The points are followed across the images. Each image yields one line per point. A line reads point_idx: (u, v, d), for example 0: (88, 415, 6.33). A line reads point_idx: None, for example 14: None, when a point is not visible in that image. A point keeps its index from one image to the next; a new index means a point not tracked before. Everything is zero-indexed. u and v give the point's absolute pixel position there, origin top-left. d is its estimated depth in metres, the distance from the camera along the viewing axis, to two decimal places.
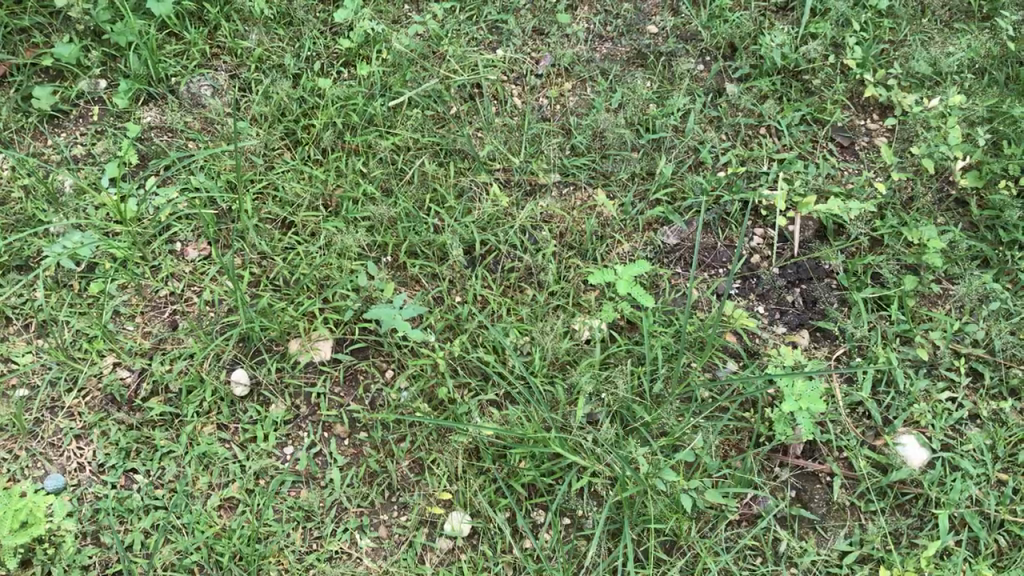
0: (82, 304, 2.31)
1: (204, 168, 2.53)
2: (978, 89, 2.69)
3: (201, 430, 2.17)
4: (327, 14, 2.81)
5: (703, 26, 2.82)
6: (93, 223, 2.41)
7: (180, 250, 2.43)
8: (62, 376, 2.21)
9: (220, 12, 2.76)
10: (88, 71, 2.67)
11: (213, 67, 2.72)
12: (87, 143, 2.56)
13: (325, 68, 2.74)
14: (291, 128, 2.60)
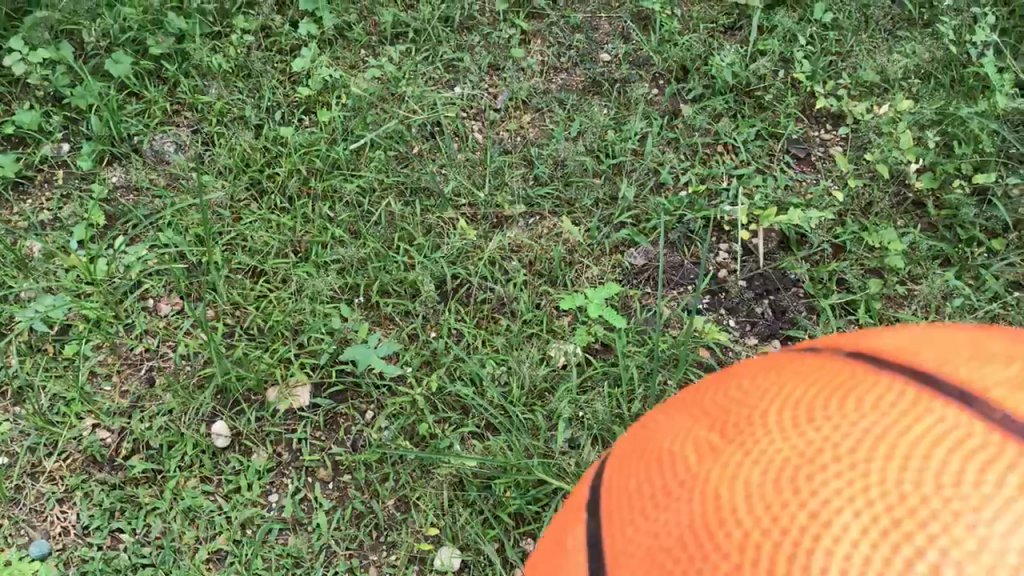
0: (57, 367, 2.31)
1: (171, 224, 2.53)
2: (925, 93, 2.76)
3: (185, 484, 2.17)
4: (285, 65, 2.83)
5: (654, 51, 2.87)
6: (63, 285, 2.41)
7: (153, 306, 2.44)
8: (41, 442, 2.21)
9: (179, 70, 2.77)
10: (49, 135, 2.66)
11: (175, 123, 2.72)
12: (53, 207, 2.56)
13: (286, 116, 2.74)
14: (256, 178, 2.60)
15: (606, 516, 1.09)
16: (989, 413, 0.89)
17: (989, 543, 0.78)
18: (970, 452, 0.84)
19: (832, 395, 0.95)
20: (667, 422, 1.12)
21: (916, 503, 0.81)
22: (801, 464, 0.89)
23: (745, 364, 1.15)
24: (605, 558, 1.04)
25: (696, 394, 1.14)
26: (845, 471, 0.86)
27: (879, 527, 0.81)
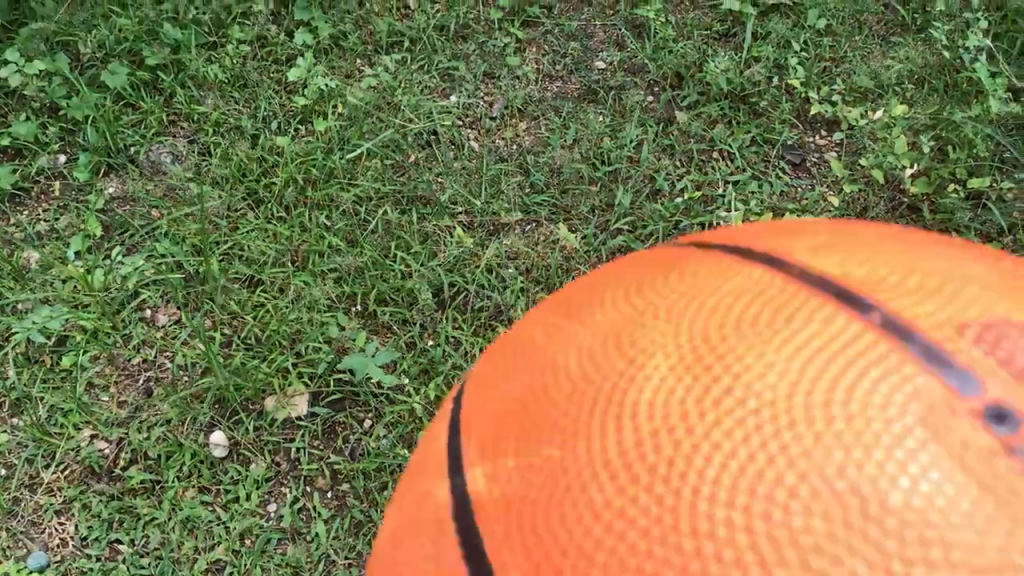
0: (55, 379, 2.32)
1: (168, 234, 2.53)
2: (919, 99, 2.77)
3: (183, 495, 2.19)
4: (280, 74, 2.81)
5: (649, 58, 2.87)
6: (60, 296, 2.42)
7: (150, 316, 2.44)
8: (39, 453, 2.22)
9: (175, 80, 2.76)
10: (46, 147, 2.66)
11: (172, 133, 2.71)
12: (49, 218, 2.56)
13: (282, 126, 2.73)
14: (252, 188, 2.60)
15: (474, 399, 1.22)
16: (805, 305, 1.04)
17: (769, 396, 0.94)
18: (762, 328, 1.01)
19: (651, 291, 1.15)
20: (533, 324, 1.25)
21: (712, 364, 0.99)
22: (623, 342, 1.07)
23: (598, 273, 1.31)
24: (465, 430, 1.18)
25: (556, 300, 1.29)
26: (655, 343, 1.05)
27: (680, 385, 0.99)
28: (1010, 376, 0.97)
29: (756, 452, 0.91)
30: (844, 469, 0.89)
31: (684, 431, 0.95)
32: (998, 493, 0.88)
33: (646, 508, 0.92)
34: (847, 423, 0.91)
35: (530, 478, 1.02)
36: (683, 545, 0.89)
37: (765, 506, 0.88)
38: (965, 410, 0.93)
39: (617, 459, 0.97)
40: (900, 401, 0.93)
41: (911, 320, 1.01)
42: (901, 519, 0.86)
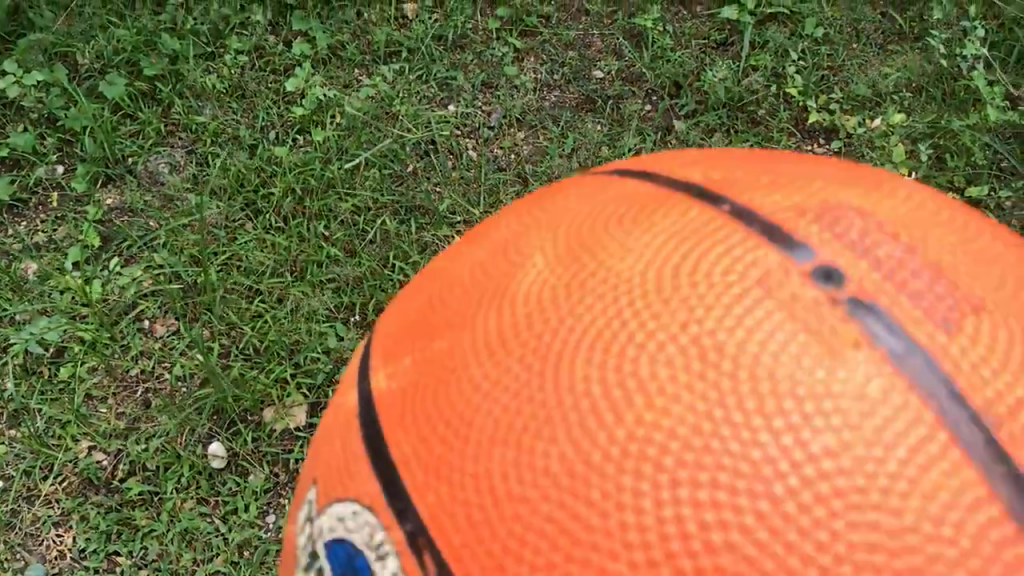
0: (53, 391, 2.33)
1: (166, 245, 2.53)
2: (917, 107, 2.78)
3: (182, 506, 2.20)
4: (278, 85, 2.80)
5: (647, 67, 2.87)
6: (59, 307, 2.42)
7: (148, 327, 2.43)
8: (37, 465, 2.23)
9: (173, 91, 2.76)
10: (44, 157, 2.66)
11: (170, 144, 2.71)
12: (48, 228, 2.56)
13: (280, 136, 2.72)
14: (251, 199, 2.59)
15: (379, 334, 1.26)
16: (664, 201, 1.09)
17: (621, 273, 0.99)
18: (622, 222, 1.07)
19: (531, 210, 1.21)
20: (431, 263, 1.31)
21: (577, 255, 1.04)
22: (501, 249, 1.13)
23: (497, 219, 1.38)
24: (368, 358, 1.23)
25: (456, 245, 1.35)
26: (528, 245, 1.10)
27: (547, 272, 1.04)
28: (850, 249, 0.98)
29: (612, 324, 0.95)
30: (687, 328, 0.92)
31: (546, 311, 0.99)
32: (832, 345, 0.90)
33: (513, 373, 0.96)
34: (693, 288, 0.95)
35: (419, 373, 1.06)
36: (544, 402, 0.93)
37: (617, 363, 0.92)
38: (800, 271, 0.95)
39: (489, 337, 1.01)
40: (745, 269, 0.96)
41: (763, 207, 1.04)
42: (739, 367, 0.88)
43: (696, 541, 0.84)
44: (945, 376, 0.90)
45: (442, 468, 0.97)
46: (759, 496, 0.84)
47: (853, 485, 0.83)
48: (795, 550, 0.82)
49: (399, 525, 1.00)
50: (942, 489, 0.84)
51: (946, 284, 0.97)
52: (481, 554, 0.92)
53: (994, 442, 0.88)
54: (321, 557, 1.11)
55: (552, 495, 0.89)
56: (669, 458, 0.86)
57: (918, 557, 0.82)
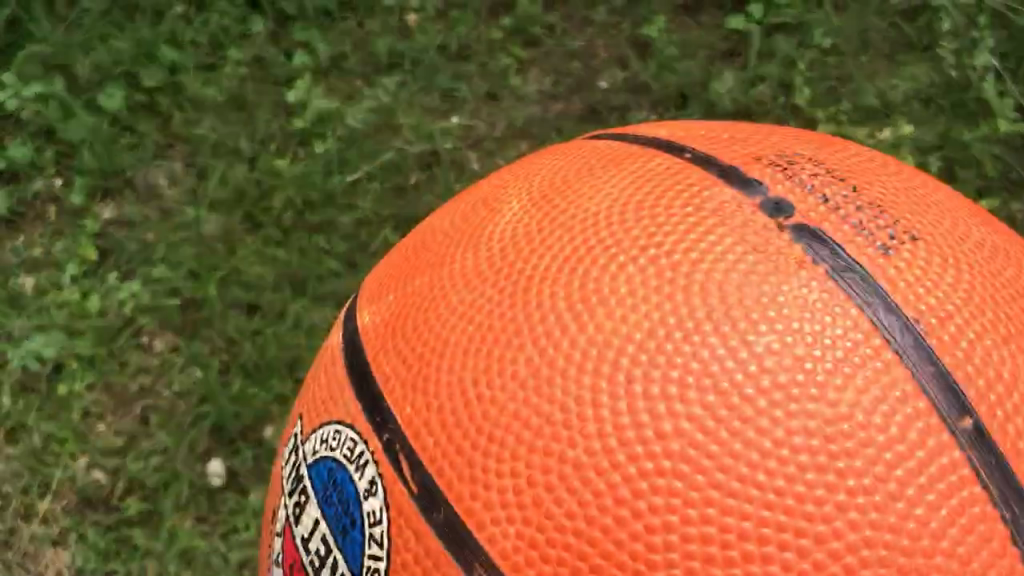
0: (51, 407, 2.35)
1: (166, 259, 2.50)
2: (927, 118, 2.76)
3: (180, 525, 2.28)
4: (278, 95, 2.73)
5: (652, 78, 2.80)
6: (58, 324, 2.42)
7: (147, 343, 2.43)
8: (34, 483, 2.28)
9: (173, 103, 2.71)
10: (43, 171, 2.62)
11: (170, 156, 2.65)
12: (46, 242, 2.54)
13: (281, 147, 2.66)
14: (251, 212, 2.56)
15: (371, 276, 1.44)
16: (634, 155, 1.32)
17: (599, 210, 1.21)
18: (596, 171, 1.29)
19: (513, 167, 1.43)
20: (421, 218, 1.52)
21: (560, 197, 1.26)
22: (491, 196, 1.34)
23: None
24: (361, 296, 1.40)
25: None
26: (517, 190, 1.32)
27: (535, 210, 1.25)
28: (799, 188, 1.21)
29: (591, 248, 1.15)
30: (646, 253, 1.13)
31: (536, 240, 1.20)
32: (775, 264, 1.11)
33: (496, 292, 1.17)
34: (658, 219, 1.17)
35: (420, 293, 1.26)
36: (522, 317, 1.13)
37: (595, 275, 1.12)
38: (749, 204, 1.18)
39: (478, 267, 1.22)
40: (697, 205, 1.19)
41: (718, 157, 1.28)
42: (691, 281, 1.10)
43: (649, 429, 1.02)
44: (874, 289, 1.11)
45: (422, 382, 1.16)
46: (705, 388, 1.03)
47: (792, 377, 1.03)
48: (737, 435, 1.01)
49: (377, 436, 1.18)
50: (873, 383, 1.04)
51: (882, 218, 1.20)
52: (453, 452, 1.10)
53: (919, 343, 1.08)
54: (304, 478, 1.29)
55: (520, 395, 1.08)
56: (625, 359, 1.06)
57: (850, 441, 1.01)
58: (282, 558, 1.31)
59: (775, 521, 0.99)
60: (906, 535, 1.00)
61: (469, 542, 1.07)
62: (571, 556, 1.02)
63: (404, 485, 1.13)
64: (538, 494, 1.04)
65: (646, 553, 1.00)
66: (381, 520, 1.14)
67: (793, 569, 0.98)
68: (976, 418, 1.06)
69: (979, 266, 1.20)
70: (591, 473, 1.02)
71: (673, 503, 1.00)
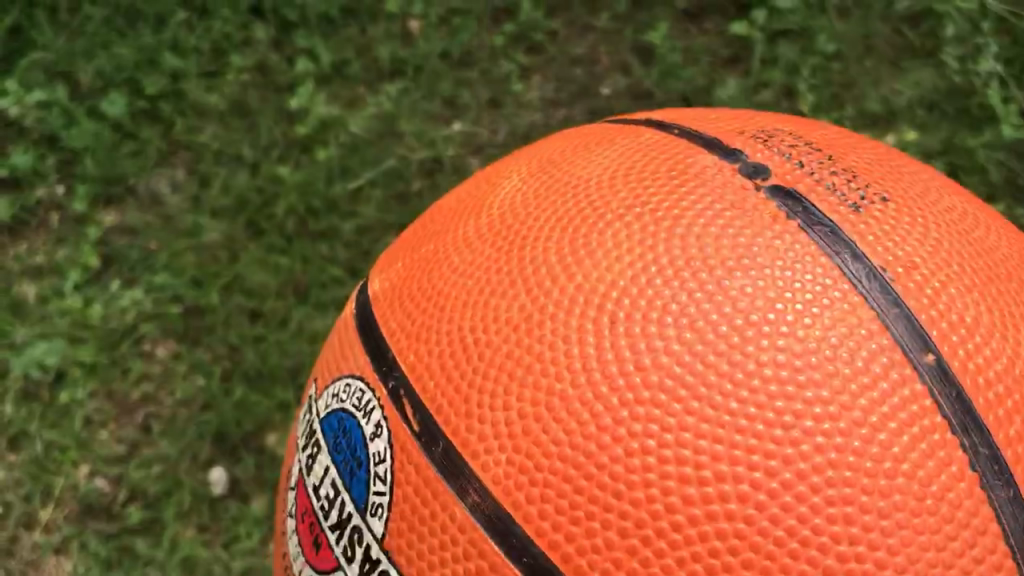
0: (53, 415, 2.35)
1: (168, 266, 2.50)
2: (930, 124, 2.77)
3: (182, 533, 2.29)
4: (279, 100, 2.72)
5: (655, 85, 2.79)
6: (59, 332, 2.41)
7: (149, 350, 2.43)
8: (35, 491, 2.29)
9: (175, 109, 2.69)
10: (45, 178, 2.61)
11: (172, 163, 2.65)
12: (48, 249, 2.54)
13: (284, 154, 2.65)
14: (253, 219, 2.56)
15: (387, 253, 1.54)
16: (626, 135, 1.43)
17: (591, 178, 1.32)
18: (591, 149, 1.41)
19: (519, 153, 1.55)
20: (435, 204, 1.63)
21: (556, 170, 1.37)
22: (496, 175, 1.46)
23: None
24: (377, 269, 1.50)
25: None
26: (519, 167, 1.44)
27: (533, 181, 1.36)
28: (778, 157, 1.31)
29: (582, 210, 1.26)
30: (632, 212, 1.23)
31: (533, 205, 1.31)
32: (751, 219, 1.20)
33: (494, 252, 1.27)
34: (645, 184, 1.28)
35: (428, 256, 1.36)
36: (517, 269, 1.22)
37: (586, 232, 1.22)
38: (729, 170, 1.29)
39: (479, 233, 1.32)
40: (682, 174, 1.29)
41: (704, 134, 1.39)
42: (672, 235, 1.19)
43: (629, 364, 1.10)
44: (845, 239, 1.20)
45: (425, 334, 1.25)
46: (684, 326, 1.11)
47: (763, 316, 1.11)
48: (712, 367, 1.08)
49: (383, 383, 1.27)
50: (840, 322, 1.12)
51: (855, 184, 1.29)
52: (451, 391, 1.18)
53: (883, 286, 1.16)
54: (316, 431, 1.38)
55: (512, 338, 1.16)
56: (609, 303, 1.14)
57: (817, 373, 1.08)
58: (296, 511, 1.39)
59: (746, 444, 1.04)
60: (869, 458, 1.05)
61: (464, 472, 1.14)
62: (556, 480, 1.08)
63: (406, 424, 1.21)
64: (526, 424, 1.11)
65: (625, 475, 1.06)
66: (385, 459, 1.21)
67: (762, 487, 1.03)
68: (937, 355, 1.13)
69: (945, 228, 1.28)
70: (577, 403, 1.09)
71: (651, 429, 1.06)
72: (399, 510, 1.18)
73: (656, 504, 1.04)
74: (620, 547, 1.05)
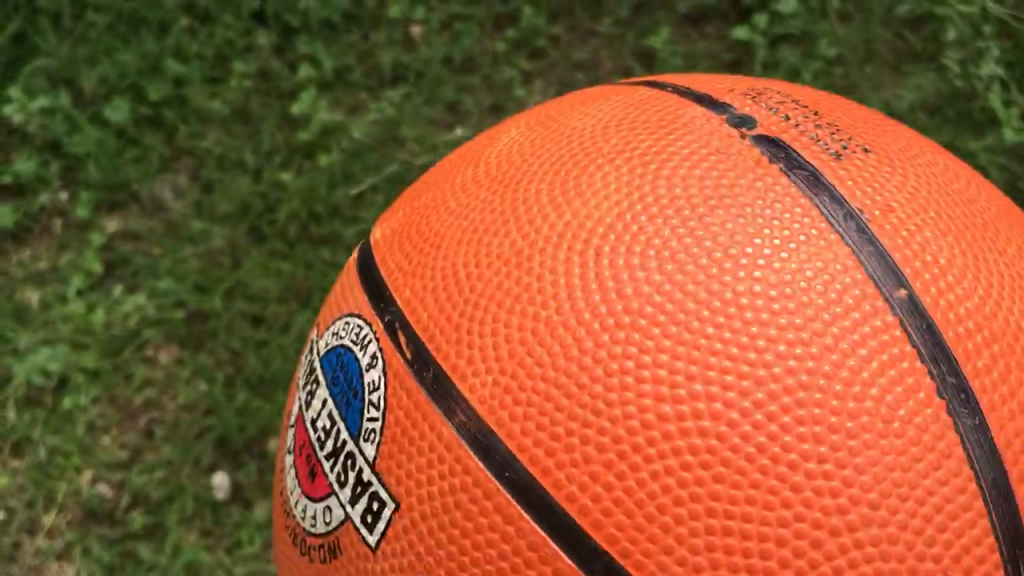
0: (56, 421, 2.35)
1: (171, 272, 2.51)
2: (933, 128, 2.76)
3: (185, 538, 2.29)
4: (282, 107, 2.72)
5: None
6: (63, 337, 2.42)
7: (152, 355, 2.44)
8: (38, 496, 2.28)
9: (178, 115, 2.69)
10: (48, 185, 2.61)
11: (175, 170, 2.65)
12: (51, 255, 2.54)
13: (286, 159, 2.66)
14: (256, 224, 2.57)
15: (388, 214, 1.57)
16: (619, 92, 1.46)
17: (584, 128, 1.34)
18: (585, 105, 1.44)
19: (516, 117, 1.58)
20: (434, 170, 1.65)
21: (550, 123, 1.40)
22: (492, 132, 1.49)
23: None
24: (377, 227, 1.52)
25: None
26: (515, 124, 1.46)
27: (528, 133, 1.39)
28: (765, 109, 1.34)
29: (574, 155, 1.29)
30: (623, 157, 1.26)
31: (527, 153, 1.33)
32: (736, 162, 1.22)
33: (489, 195, 1.29)
34: (636, 133, 1.30)
35: (425, 204, 1.38)
36: (509, 209, 1.24)
37: (577, 175, 1.25)
38: (718, 119, 1.31)
39: (475, 179, 1.34)
40: (673, 124, 1.31)
41: (695, 90, 1.41)
42: (660, 175, 1.21)
43: (612, 292, 1.11)
44: (827, 181, 1.22)
45: (419, 271, 1.26)
46: (665, 258, 1.12)
47: (741, 248, 1.12)
48: (691, 294, 1.09)
49: (380, 319, 1.27)
50: (816, 257, 1.13)
51: (838, 136, 1.31)
52: (440, 322, 1.19)
53: (861, 223, 1.18)
54: (316, 369, 1.38)
55: (503, 271, 1.18)
56: (597, 238, 1.16)
57: (792, 302, 1.09)
58: (293, 447, 1.40)
59: (721, 366, 1.05)
60: (838, 382, 1.06)
61: (451, 394, 1.15)
62: (539, 400, 1.09)
63: (399, 351, 1.22)
64: (512, 347, 1.12)
65: (605, 393, 1.06)
66: (379, 386, 1.22)
67: (734, 407, 1.04)
68: (909, 291, 1.14)
69: (928, 177, 1.30)
70: (560, 328, 1.10)
71: (630, 350, 1.07)
72: (391, 434, 1.18)
73: (633, 421, 1.05)
74: (598, 462, 1.05)
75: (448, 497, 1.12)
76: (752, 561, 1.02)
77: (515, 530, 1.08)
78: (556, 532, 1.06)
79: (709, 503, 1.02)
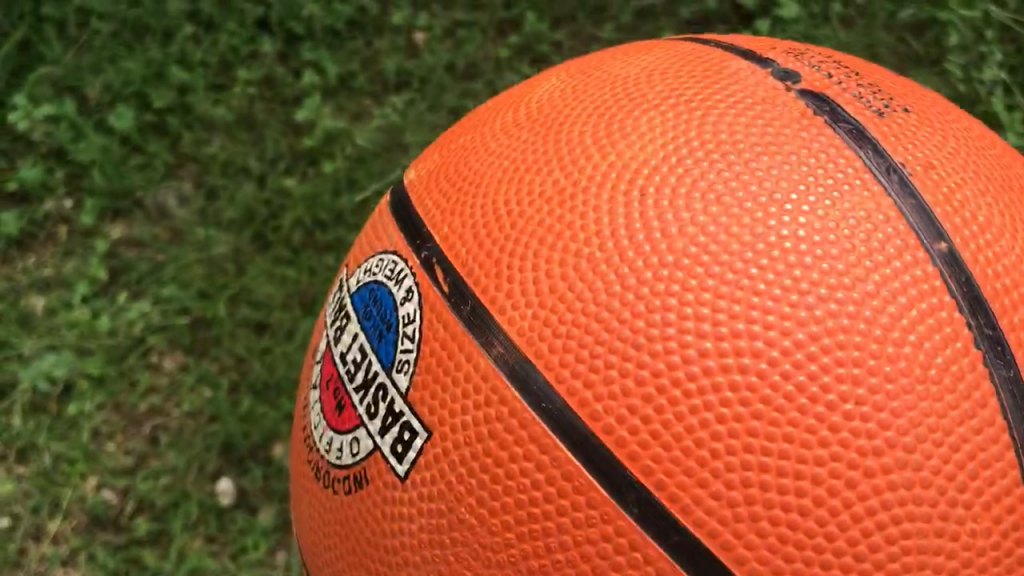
0: (61, 427, 2.36)
1: (175, 278, 2.51)
2: None
3: (190, 544, 2.29)
4: (286, 113, 2.73)
5: None
6: (67, 344, 2.43)
7: (157, 362, 2.44)
8: (43, 503, 2.29)
9: (183, 122, 2.70)
10: (53, 192, 2.63)
11: (179, 177, 2.66)
12: (56, 262, 2.55)
13: (291, 166, 2.67)
14: (260, 231, 2.58)
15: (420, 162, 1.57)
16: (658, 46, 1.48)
17: (628, 79, 1.36)
18: (626, 58, 1.45)
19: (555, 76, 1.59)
20: None
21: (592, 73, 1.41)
22: (532, 84, 1.50)
23: None
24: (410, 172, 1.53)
25: None
26: (555, 75, 1.48)
27: (571, 83, 1.41)
28: (808, 66, 1.35)
29: (620, 102, 1.30)
30: (668, 104, 1.27)
31: (571, 100, 1.35)
32: (781, 113, 1.24)
33: (533, 137, 1.30)
34: (681, 82, 1.32)
35: (465, 147, 1.39)
36: (554, 152, 1.25)
37: (622, 120, 1.26)
38: (761, 71, 1.33)
39: (518, 124, 1.36)
40: (717, 75, 1.33)
41: (735, 46, 1.43)
42: (706, 122, 1.22)
43: (658, 233, 1.12)
44: (870, 134, 1.23)
45: (459, 210, 1.27)
46: (711, 201, 1.13)
47: (785, 195, 1.14)
48: (737, 237, 1.10)
49: (416, 255, 1.27)
50: (859, 207, 1.14)
51: (880, 96, 1.33)
52: (480, 257, 1.20)
53: (903, 175, 1.19)
54: (347, 304, 1.38)
55: (545, 209, 1.18)
56: (641, 180, 1.17)
57: (835, 249, 1.10)
58: (320, 381, 1.40)
59: (763, 306, 1.06)
60: (878, 327, 1.07)
61: (490, 326, 1.15)
62: (579, 332, 1.09)
63: (436, 286, 1.22)
64: (553, 283, 1.13)
65: (646, 329, 1.07)
66: (414, 318, 1.22)
67: (775, 346, 1.05)
68: (949, 245, 1.16)
69: (967, 140, 1.32)
70: (603, 266, 1.11)
71: (673, 288, 1.08)
72: (425, 366, 1.18)
73: (673, 355, 1.06)
74: (636, 395, 1.06)
75: (482, 427, 1.11)
76: (788, 496, 1.02)
77: (550, 459, 1.07)
78: (590, 461, 1.06)
79: (746, 440, 1.03)
